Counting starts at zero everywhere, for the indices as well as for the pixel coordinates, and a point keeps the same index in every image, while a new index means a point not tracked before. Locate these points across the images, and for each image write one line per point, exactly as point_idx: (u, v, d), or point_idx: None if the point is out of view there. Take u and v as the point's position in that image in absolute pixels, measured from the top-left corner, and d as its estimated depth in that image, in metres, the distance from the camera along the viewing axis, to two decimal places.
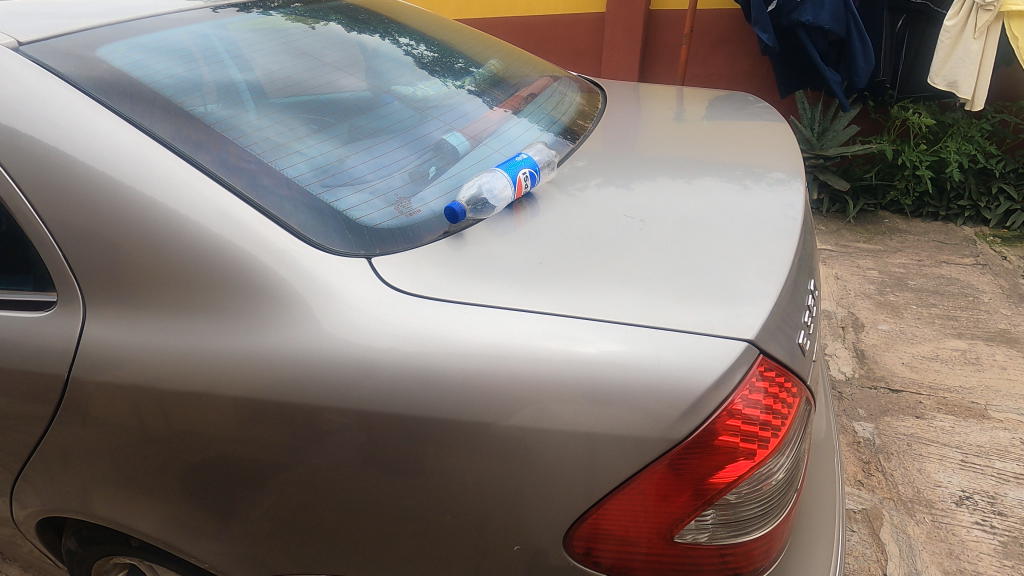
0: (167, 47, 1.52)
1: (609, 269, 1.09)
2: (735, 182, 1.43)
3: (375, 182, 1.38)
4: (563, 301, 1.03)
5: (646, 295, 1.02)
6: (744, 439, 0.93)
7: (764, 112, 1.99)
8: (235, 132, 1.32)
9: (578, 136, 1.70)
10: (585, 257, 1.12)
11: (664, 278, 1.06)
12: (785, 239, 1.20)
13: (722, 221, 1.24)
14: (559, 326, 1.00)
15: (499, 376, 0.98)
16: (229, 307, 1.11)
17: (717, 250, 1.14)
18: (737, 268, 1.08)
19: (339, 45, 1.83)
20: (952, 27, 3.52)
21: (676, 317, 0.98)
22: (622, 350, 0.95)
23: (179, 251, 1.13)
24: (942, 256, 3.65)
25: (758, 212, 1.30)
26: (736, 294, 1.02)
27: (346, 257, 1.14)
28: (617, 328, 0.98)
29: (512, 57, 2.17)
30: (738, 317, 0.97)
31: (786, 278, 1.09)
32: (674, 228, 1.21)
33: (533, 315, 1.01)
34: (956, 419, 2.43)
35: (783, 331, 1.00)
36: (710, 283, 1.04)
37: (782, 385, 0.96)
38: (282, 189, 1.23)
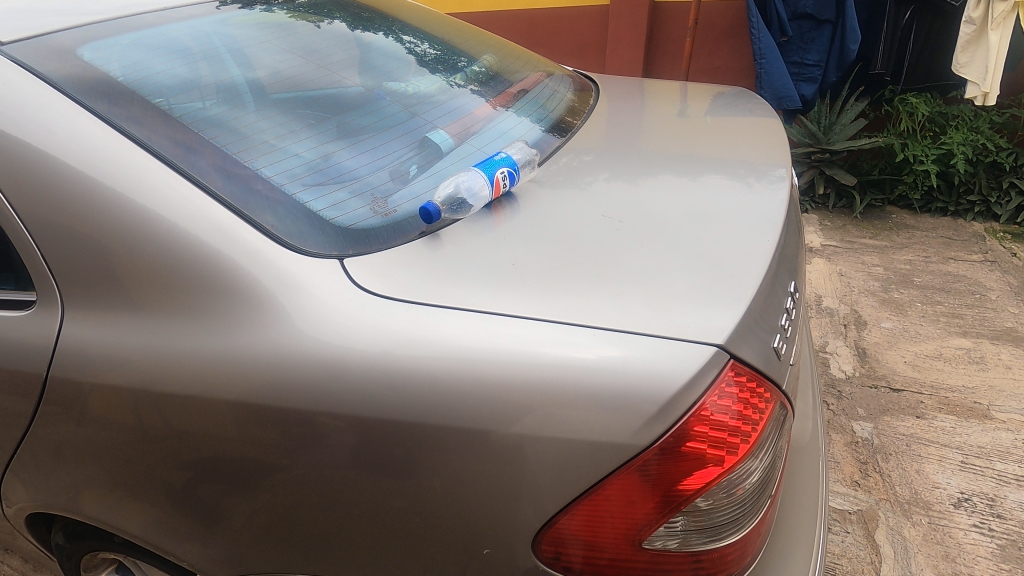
0: (163, 43, 1.53)
1: (585, 271, 1.07)
2: (722, 179, 1.41)
3: (355, 180, 1.36)
4: (535, 305, 1.02)
5: (619, 299, 1.01)
6: (712, 445, 0.91)
7: (759, 106, 1.96)
8: (213, 132, 1.31)
9: (567, 132, 1.68)
10: (563, 259, 1.10)
11: (640, 279, 1.04)
12: (769, 239, 1.18)
13: (707, 219, 1.22)
14: (532, 330, 0.99)
15: (470, 379, 0.98)
16: (207, 306, 1.11)
17: (698, 250, 1.12)
18: (716, 270, 1.06)
19: (338, 40, 1.83)
20: (975, 16, 3.42)
21: (646, 321, 0.96)
22: (614, 354, 0.94)
23: (153, 252, 1.14)
24: (950, 252, 3.59)
25: (743, 210, 1.28)
26: (713, 299, 1.00)
27: (321, 258, 1.14)
28: (591, 333, 0.97)
29: (506, 53, 2.16)
30: (711, 324, 0.95)
31: (767, 282, 1.07)
32: (655, 227, 1.19)
33: (507, 318, 1.01)
34: (958, 419, 2.39)
35: (756, 333, 0.98)
36: (690, 287, 1.02)
37: (754, 390, 0.95)
38: (257, 190, 1.22)
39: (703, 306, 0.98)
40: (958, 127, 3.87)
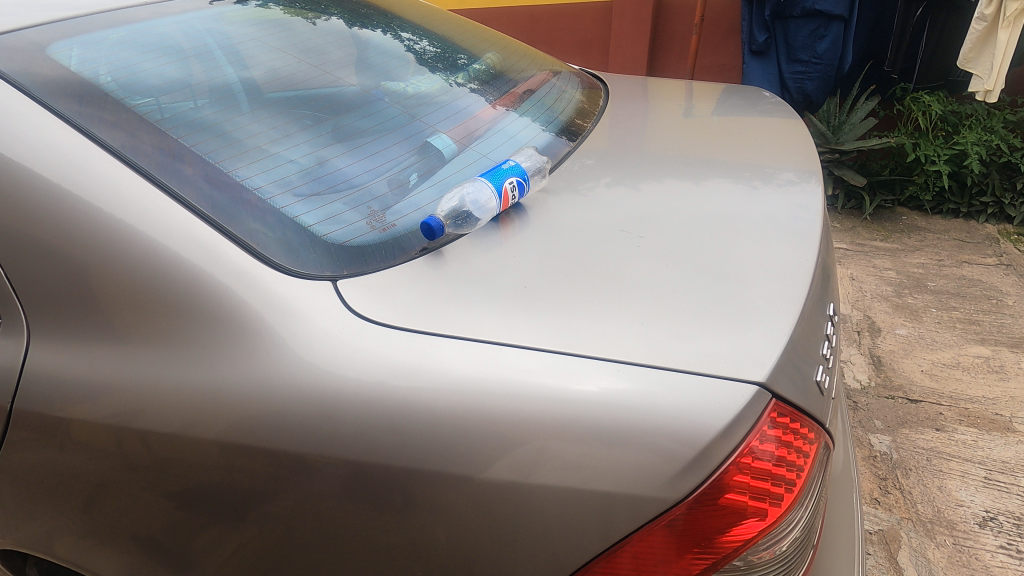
0: (148, 42, 1.44)
1: (602, 293, 0.97)
2: (744, 187, 1.31)
3: (350, 191, 1.26)
4: (550, 333, 0.92)
5: (642, 326, 0.91)
6: (753, 497, 0.83)
7: (774, 107, 1.86)
8: (195, 139, 1.22)
9: (578, 136, 1.58)
10: (576, 279, 1.01)
11: (662, 303, 0.95)
12: (801, 254, 1.08)
13: (731, 232, 1.13)
14: (544, 362, 0.89)
15: (478, 419, 0.88)
16: (188, 331, 1.02)
17: (725, 268, 1.02)
18: (745, 291, 0.97)
19: (336, 37, 1.73)
20: (987, 14, 3.19)
21: (672, 353, 0.87)
22: (609, 381, 0.86)
23: (125, 273, 1.04)
24: (964, 255, 3.50)
25: (769, 222, 1.18)
26: (744, 326, 0.90)
27: (313, 279, 1.04)
28: (609, 366, 0.87)
29: (511, 51, 2.06)
30: (746, 357, 0.86)
31: (803, 304, 0.97)
32: (675, 242, 1.09)
33: (517, 349, 0.91)
34: (979, 432, 2.30)
35: (794, 366, 0.89)
36: (719, 312, 0.93)
37: (798, 432, 0.86)
38: (241, 203, 1.12)
39: (733, 335, 0.89)
40: (971, 127, 3.76)
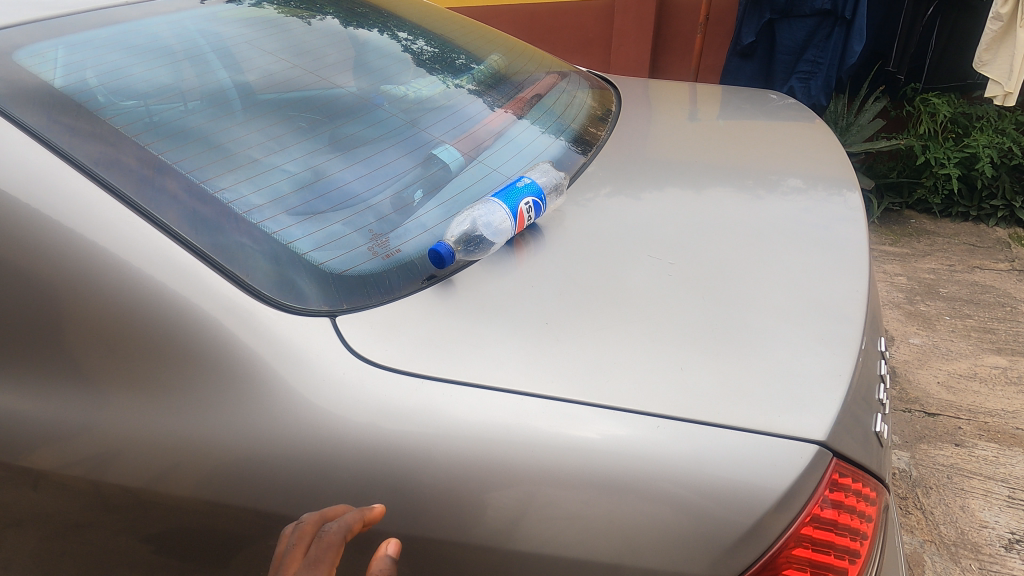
0: (132, 45, 1.35)
1: (631, 332, 0.89)
2: (772, 204, 1.22)
3: (349, 211, 1.17)
4: (574, 379, 0.85)
5: (684, 374, 0.84)
6: (816, 570, 0.78)
7: (789, 111, 1.78)
8: (180, 156, 1.13)
9: (592, 146, 1.49)
10: (601, 314, 0.93)
11: (693, 342, 0.87)
12: (842, 282, 1.00)
13: (766, 257, 1.04)
14: (570, 413, 0.83)
15: (501, 478, 0.82)
16: (172, 370, 0.92)
17: (763, 301, 0.94)
18: (788, 327, 0.90)
19: (335, 39, 1.63)
20: (1003, 12, 3.13)
21: (712, 406, 0.81)
22: (649, 423, 0.80)
23: (98, 308, 0.94)
24: (975, 260, 3.42)
25: (800, 244, 1.09)
26: (791, 376, 0.83)
27: (308, 314, 0.95)
28: (648, 420, 0.81)
29: (515, 52, 1.96)
30: (801, 406, 0.80)
31: (852, 342, 0.89)
32: (701, 268, 1.01)
33: (541, 400, 0.84)
34: (1000, 448, 2.22)
35: (838, 407, 0.80)
36: (761, 358, 0.85)
37: (861, 496, 0.81)
38: (229, 229, 1.03)
39: (783, 385, 0.82)
40: (983, 129, 3.67)
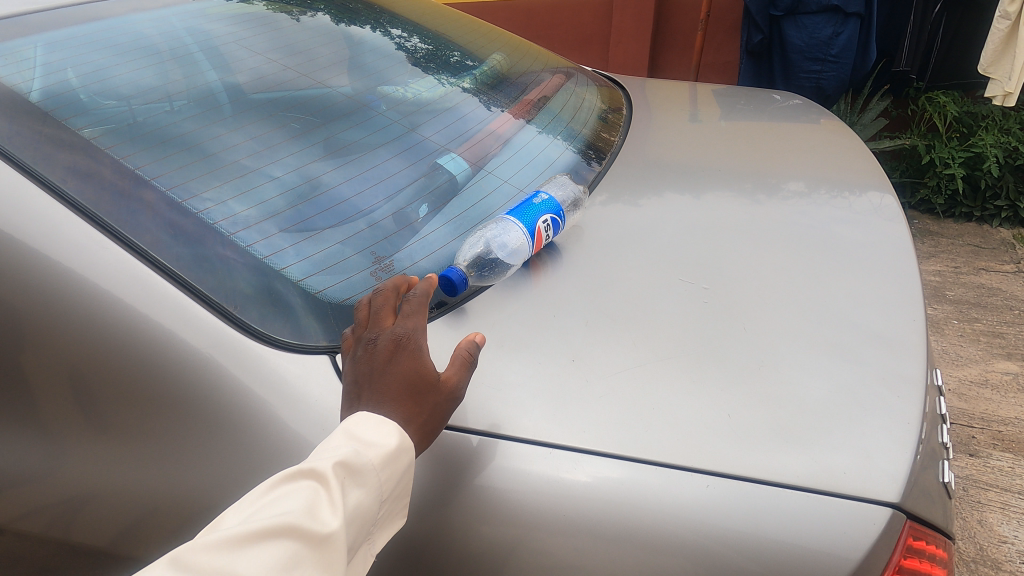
0: (110, 45, 1.24)
1: (667, 371, 0.81)
2: (804, 218, 1.15)
3: (349, 230, 1.08)
4: (598, 427, 0.77)
5: (732, 424, 0.75)
6: None
7: (800, 112, 1.71)
8: (160, 169, 1.03)
9: (605, 154, 1.41)
10: (633, 350, 0.84)
11: (720, 378, 0.80)
12: (888, 308, 0.92)
13: (803, 281, 0.97)
14: (608, 474, 0.74)
15: (528, 536, 0.75)
16: (167, 410, 0.86)
17: (805, 332, 0.87)
18: (836, 362, 0.82)
19: (329, 38, 1.54)
20: (1010, 12, 3.01)
21: (749, 454, 0.73)
22: (698, 483, 0.72)
23: (75, 349, 0.88)
24: (980, 262, 3.36)
25: (826, 262, 1.03)
26: (846, 421, 0.75)
27: (305, 352, 0.90)
28: (698, 478, 0.72)
29: (517, 50, 1.87)
30: (870, 463, 0.72)
31: (914, 383, 0.80)
32: (724, 292, 0.94)
33: (575, 454, 0.76)
34: (1015, 458, 2.17)
35: (888, 455, 0.73)
36: (813, 401, 0.77)
37: (935, 557, 0.74)
38: (215, 256, 0.95)
39: (843, 433, 0.74)
40: (987, 129, 3.60)
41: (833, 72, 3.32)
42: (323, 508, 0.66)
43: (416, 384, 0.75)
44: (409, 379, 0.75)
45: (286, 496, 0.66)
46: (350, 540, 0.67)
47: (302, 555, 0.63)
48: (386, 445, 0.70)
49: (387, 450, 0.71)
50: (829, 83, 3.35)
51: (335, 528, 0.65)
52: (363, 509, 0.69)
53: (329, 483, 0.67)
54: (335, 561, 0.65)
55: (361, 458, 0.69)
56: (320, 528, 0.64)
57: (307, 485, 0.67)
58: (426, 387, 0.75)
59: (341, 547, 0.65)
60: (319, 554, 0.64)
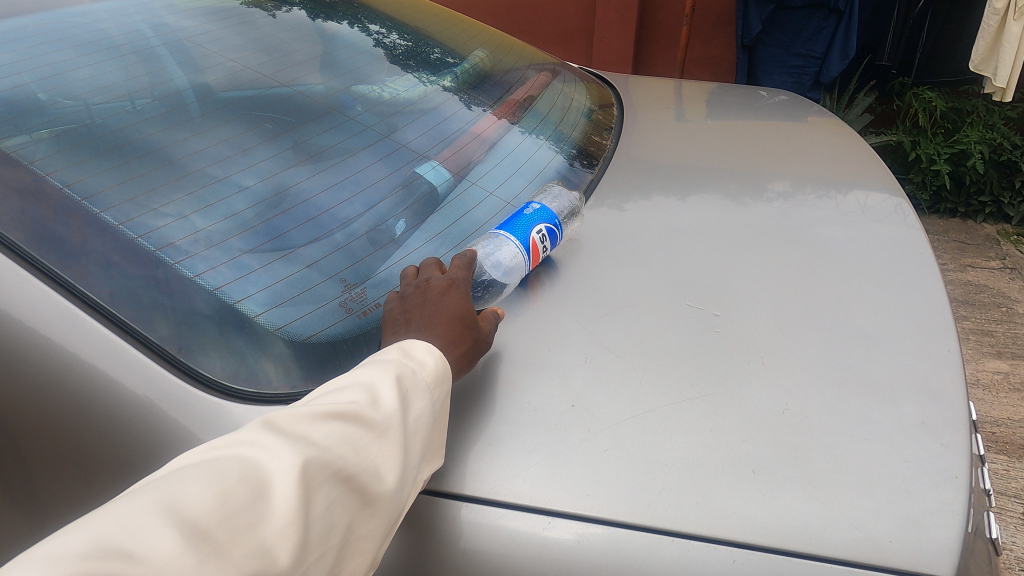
0: (55, 39, 1.12)
1: (679, 417, 0.73)
2: (812, 228, 1.07)
3: (318, 251, 0.98)
4: (601, 489, 0.68)
5: (760, 483, 0.67)
6: None
7: (791, 109, 1.64)
8: (100, 184, 0.91)
9: (598, 159, 1.33)
10: (642, 393, 0.76)
11: (727, 425, 0.72)
12: (915, 335, 0.85)
13: (823, 306, 0.89)
14: (623, 546, 0.65)
15: None
16: (121, 472, 0.79)
17: (828, 368, 0.79)
18: (864, 403, 0.75)
19: (301, 33, 1.42)
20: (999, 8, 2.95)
21: (768, 514, 0.65)
22: (722, 556, 0.64)
23: (18, 398, 0.81)
24: (968, 259, 3.34)
25: (832, 276, 0.96)
26: (883, 476, 0.68)
27: (261, 403, 0.80)
28: (722, 552, 0.64)
29: (500, 46, 1.77)
30: (916, 526, 0.64)
31: (955, 426, 0.73)
32: (729, 320, 0.86)
33: (579, 521, 0.67)
34: (1009, 460, 2.14)
35: (912, 505, 0.66)
36: (844, 452, 0.70)
37: None
38: (157, 289, 0.84)
39: (883, 490, 0.67)
40: (973, 125, 3.56)
41: (813, 69, 3.27)
42: (384, 396, 0.67)
43: (465, 318, 0.80)
44: (453, 312, 0.80)
45: (349, 387, 0.67)
46: (407, 440, 0.67)
47: (362, 438, 0.64)
48: (433, 360, 0.72)
49: (437, 367, 0.73)
50: (809, 79, 3.30)
51: (395, 417, 0.66)
52: (420, 414, 0.69)
53: (388, 379, 0.69)
54: (391, 453, 0.65)
55: (414, 371, 0.71)
56: (381, 414, 0.65)
57: (369, 379, 0.68)
58: (468, 323, 0.80)
59: (397, 436, 0.66)
60: (378, 440, 0.64)
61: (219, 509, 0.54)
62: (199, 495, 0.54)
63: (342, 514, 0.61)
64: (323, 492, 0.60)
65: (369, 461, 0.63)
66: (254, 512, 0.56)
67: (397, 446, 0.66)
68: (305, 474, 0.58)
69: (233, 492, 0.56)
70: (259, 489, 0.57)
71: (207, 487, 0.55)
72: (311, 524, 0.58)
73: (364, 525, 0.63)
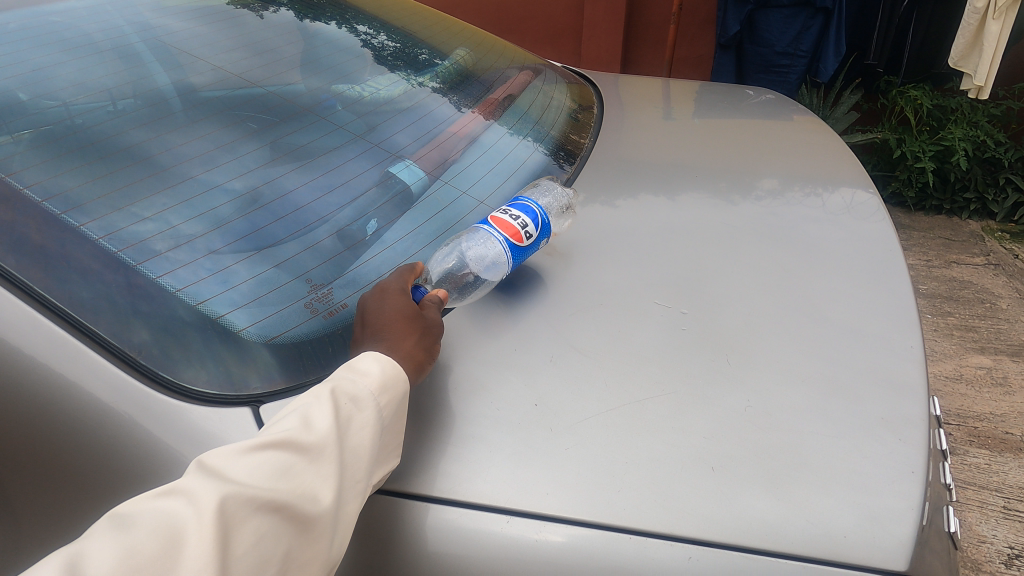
0: (32, 35, 1.11)
1: (643, 418, 0.73)
2: (790, 227, 1.08)
3: (285, 252, 0.97)
4: (564, 489, 0.68)
5: (720, 480, 0.68)
6: None
7: (777, 108, 1.64)
8: (67, 183, 0.91)
9: (575, 158, 1.33)
10: (607, 392, 0.76)
11: (692, 424, 0.72)
12: (882, 332, 0.86)
13: (792, 303, 0.90)
14: (582, 546, 0.66)
15: None
16: (82, 477, 0.79)
17: (794, 365, 0.80)
18: (828, 401, 0.75)
19: (283, 32, 1.42)
20: (979, 6, 2.97)
21: (725, 511, 0.66)
22: (680, 554, 0.65)
23: None
24: (952, 255, 3.37)
25: (808, 275, 0.96)
26: (843, 473, 0.68)
27: (223, 404, 0.80)
28: (677, 548, 0.65)
29: (486, 46, 1.77)
30: (873, 523, 0.65)
31: (914, 423, 0.73)
32: (709, 318, 0.87)
33: (538, 520, 0.67)
34: (992, 455, 2.16)
35: (870, 501, 0.66)
36: (806, 449, 0.70)
37: None
38: (118, 290, 0.83)
39: (841, 487, 0.67)
40: (957, 122, 3.57)
41: (798, 68, 3.28)
42: (317, 418, 0.67)
43: (408, 313, 0.82)
44: (398, 308, 0.82)
45: (286, 415, 0.68)
46: (345, 459, 0.67)
47: (295, 464, 0.64)
48: (378, 369, 0.73)
49: (383, 373, 0.73)
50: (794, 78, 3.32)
51: (329, 437, 0.66)
52: (362, 429, 0.70)
53: (324, 399, 0.69)
54: (327, 475, 0.65)
55: (354, 386, 0.71)
56: (313, 437, 0.66)
57: (304, 404, 0.69)
58: (414, 315, 0.82)
59: (332, 456, 0.66)
60: (312, 464, 0.65)
61: (127, 564, 0.54)
62: (105, 557, 0.55)
63: (276, 545, 0.61)
64: (250, 525, 0.60)
65: (302, 487, 0.64)
66: (168, 559, 0.56)
67: (335, 466, 0.66)
68: (225, 511, 0.59)
69: (144, 546, 0.56)
70: (177, 533, 0.57)
71: (114, 546, 0.55)
72: (238, 562, 0.58)
73: (306, 550, 0.63)
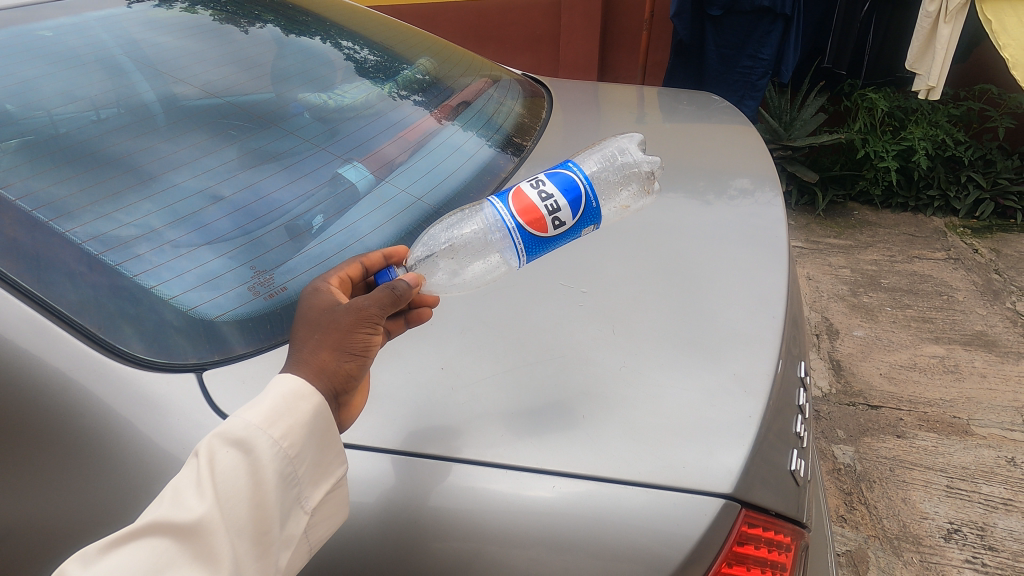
0: (18, 45, 1.20)
1: (529, 376, 0.89)
2: (718, 220, 1.19)
3: (235, 242, 1.08)
4: (459, 440, 0.83)
5: (588, 425, 0.82)
6: None
7: (730, 113, 1.75)
8: (41, 182, 1.01)
9: (522, 153, 1.44)
10: (502, 354, 0.92)
11: (580, 384, 0.87)
12: (762, 306, 0.98)
13: (685, 283, 1.02)
14: (470, 482, 0.80)
15: (429, 539, 0.80)
16: (37, 439, 0.87)
17: (675, 333, 0.92)
18: (691, 360, 0.89)
19: (255, 43, 1.52)
20: (932, 11, 3.11)
21: (596, 453, 0.79)
22: (547, 487, 0.78)
23: None
24: (914, 251, 3.48)
25: (721, 261, 1.07)
26: (693, 419, 0.81)
27: (174, 371, 0.91)
28: (545, 481, 0.79)
29: (454, 56, 1.89)
30: (709, 456, 0.78)
31: (761, 377, 0.86)
32: (626, 298, 0.99)
33: (432, 461, 0.83)
34: (939, 437, 2.27)
35: (713, 442, 0.79)
36: (664, 399, 0.84)
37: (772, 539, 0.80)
38: (80, 276, 0.93)
39: (687, 430, 0.80)
40: (917, 122, 3.72)
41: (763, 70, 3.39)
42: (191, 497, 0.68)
43: (318, 319, 0.80)
44: (307, 312, 0.82)
45: (166, 493, 0.71)
46: (236, 517, 0.69)
47: (174, 549, 0.67)
48: (263, 404, 0.73)
49: (268, 412, 0.73)
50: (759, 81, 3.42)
51: (201, 515, 0.67)
52: (254, 477, 0.70)
53: (199, 470, 0.70)
54: (209, 551, 0.67)
55: (238, 438, 0.71)
56: (185, 516, 0.67)
57: (184, 480, 0.71)
58: (320, 316, 0.81)
59: (211, 533, 0.67)
60: (191, 543, 0.67)
61: None
62: None
63: None
64: None
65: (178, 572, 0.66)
66: None
67: (217, 540, 0.67)
68: None
69: None
70: None
71: None
72: None
73: None
